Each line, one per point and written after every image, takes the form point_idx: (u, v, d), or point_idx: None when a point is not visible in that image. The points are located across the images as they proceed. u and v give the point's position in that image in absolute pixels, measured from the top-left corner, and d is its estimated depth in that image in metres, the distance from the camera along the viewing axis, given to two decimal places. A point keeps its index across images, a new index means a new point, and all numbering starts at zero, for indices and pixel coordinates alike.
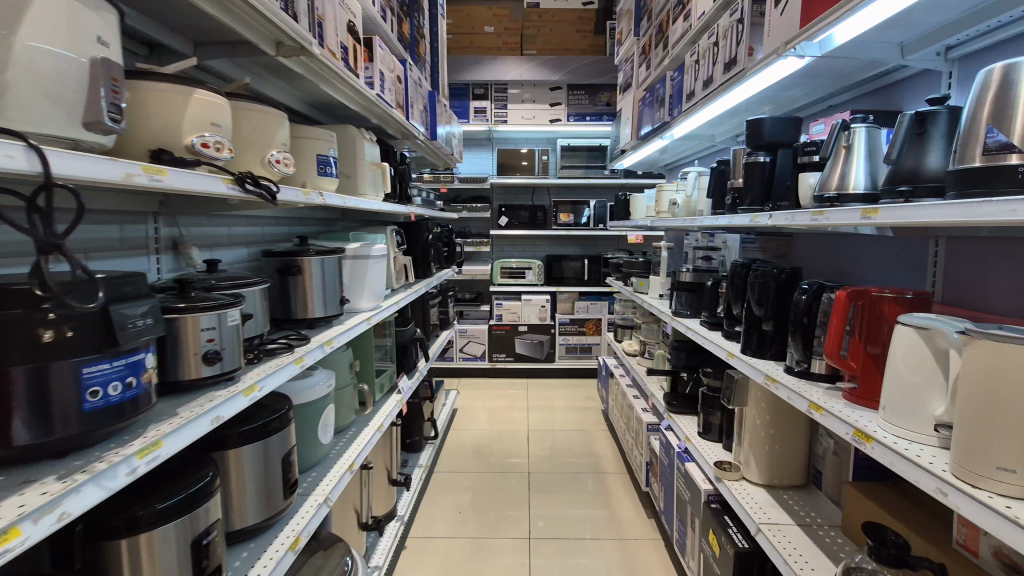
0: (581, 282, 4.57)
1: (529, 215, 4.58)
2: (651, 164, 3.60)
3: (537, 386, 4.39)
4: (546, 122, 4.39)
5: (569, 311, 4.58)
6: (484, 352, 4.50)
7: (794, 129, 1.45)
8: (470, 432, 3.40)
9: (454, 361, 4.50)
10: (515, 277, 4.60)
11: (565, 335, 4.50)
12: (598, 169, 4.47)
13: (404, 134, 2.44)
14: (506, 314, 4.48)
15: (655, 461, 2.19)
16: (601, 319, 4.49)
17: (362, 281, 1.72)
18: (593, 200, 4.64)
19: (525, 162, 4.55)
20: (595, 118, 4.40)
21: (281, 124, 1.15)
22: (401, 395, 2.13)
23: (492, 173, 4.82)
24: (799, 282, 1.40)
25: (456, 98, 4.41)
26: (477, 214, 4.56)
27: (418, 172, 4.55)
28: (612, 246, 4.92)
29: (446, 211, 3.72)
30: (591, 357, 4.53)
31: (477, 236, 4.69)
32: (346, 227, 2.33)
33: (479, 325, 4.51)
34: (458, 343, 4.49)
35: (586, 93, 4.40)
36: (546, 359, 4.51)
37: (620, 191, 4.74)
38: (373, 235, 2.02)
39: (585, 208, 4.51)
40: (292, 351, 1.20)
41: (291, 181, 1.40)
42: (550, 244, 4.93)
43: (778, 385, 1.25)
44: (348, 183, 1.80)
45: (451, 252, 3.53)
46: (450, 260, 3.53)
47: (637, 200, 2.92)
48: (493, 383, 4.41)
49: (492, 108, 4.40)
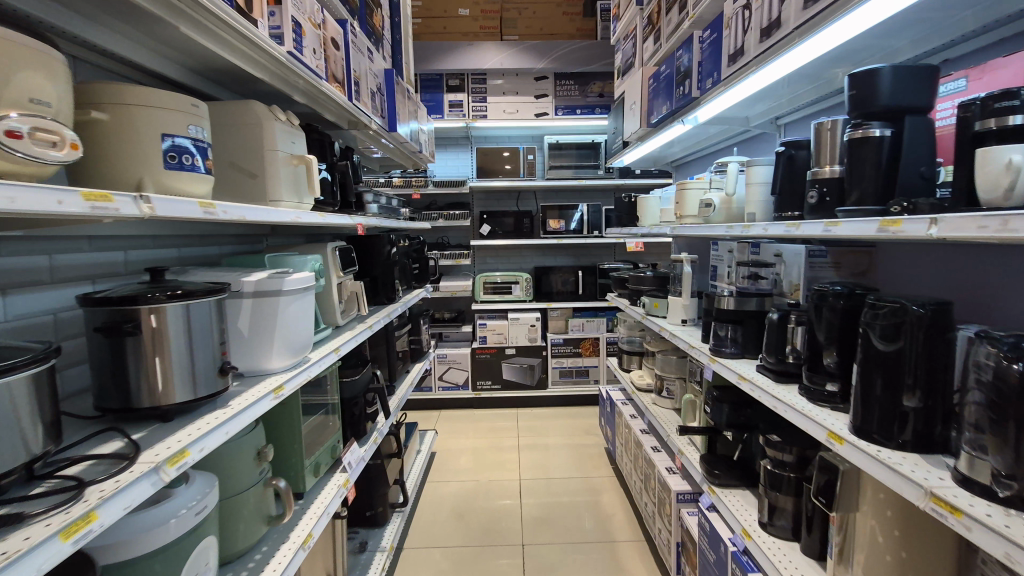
0: (575, 297, 4.04)
1: (515, 222, 4.06)
2: (656, 161, 3.08)
3: (528, 417, 3.84)
4: (531, 116, 3.87)
5: (563, 330, 4.04)
6: (467, 380, 3.93)
7: (929, 86, 0.92)
8: (450, 484, 2.83)
9: (433, 390, 3.94)
10: (501, 293, 4.05)
11: (559, 358, 3.96)
12: (590, 169, 3.98)
13: (350, 122, 1.89)
14: (491, 336, 3.93)
15: (690, 547, 1.65)
16: (599, 338, 3.96)
17: (272, 330, 1.15)
18: (585, 204, 4.13)
19: (508, 164, 4.03)
20: (587, 111, 3.89)
21: (29, 64, 0.59)
22: (348, 474, 1.55)
23: (472, 176, 4.27)
24: (954, 325, 0.88)
25: (428, 91, 3.86)
26: (454, 223, 4.00)
27: (387, 175, 4.00)
28: (607, 255, 4.40)
29: (418, 220, 3.17)
30: (589, 382, 3.99)
31: (456, 248, 4.14)
32: (273, 245, 1.76)
33: (460, 349, 3.95)
34: (436, 370, 3.93)
35: (575, 83, 3.90)
36: (538, 386, 3.96)
37: (616, 193, 4.23)
38: (300, 256, 1.45)
39: (577, 212, 3.98)
40: (73, 502, 0.62)
41: (120, 182, 0.82)
42: (538, 254, 4.39)
43: (968, 523, 0.70)
44: (254, 185, 1.25)
45: (424, 269, 2.95)
46: (423, 279, 2.96)
47: (646, 202, 2.38)
48: (478, 416, 3.84)
49: (470, 101, 3.87)
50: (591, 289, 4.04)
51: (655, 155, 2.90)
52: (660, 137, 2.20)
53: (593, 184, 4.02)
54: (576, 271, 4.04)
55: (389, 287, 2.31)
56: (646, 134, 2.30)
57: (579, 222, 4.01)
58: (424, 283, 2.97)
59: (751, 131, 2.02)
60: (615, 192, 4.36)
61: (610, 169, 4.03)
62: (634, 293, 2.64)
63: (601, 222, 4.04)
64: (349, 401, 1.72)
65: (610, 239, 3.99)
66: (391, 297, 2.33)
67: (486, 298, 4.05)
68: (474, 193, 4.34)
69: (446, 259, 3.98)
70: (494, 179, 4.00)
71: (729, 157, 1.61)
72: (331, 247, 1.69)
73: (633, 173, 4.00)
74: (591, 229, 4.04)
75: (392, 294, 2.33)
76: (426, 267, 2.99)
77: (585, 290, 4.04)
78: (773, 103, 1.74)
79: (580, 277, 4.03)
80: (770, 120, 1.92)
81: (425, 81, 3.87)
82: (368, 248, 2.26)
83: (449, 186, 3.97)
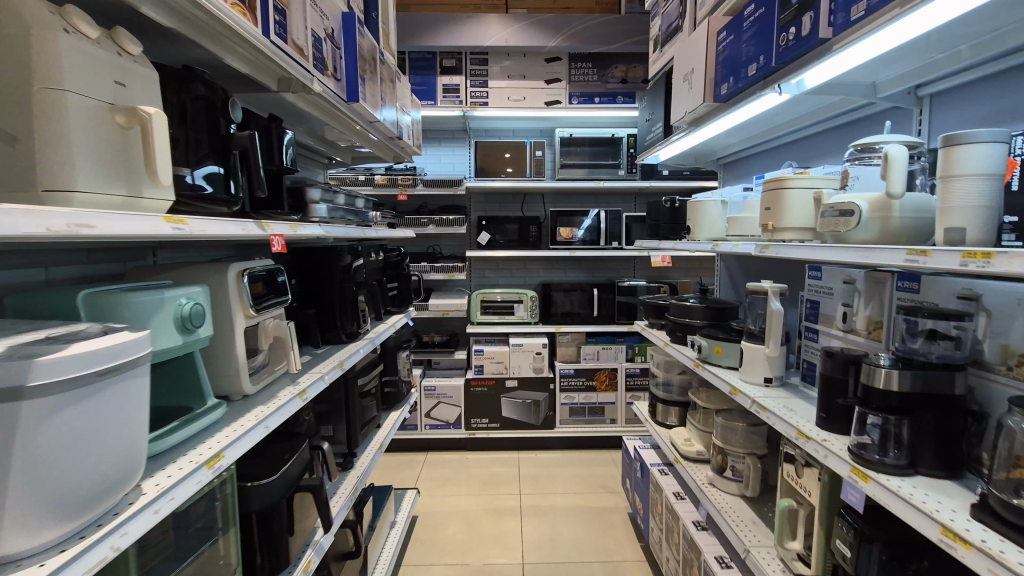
0: (589, 319, 3.42)
1: (520, 230, 3.45)
2: (700, 154, 2.45)
3: (533, 463, 3.20)
4: (540, 105, 3.25)
5: (574, 358, 3.41)
6: (459, 417, 3.29)
7: None
8: (432, 569, 2.19)
9: (418, 430, 3.30)
10: (501, 314, 3.43)
11: (569, 393, 3.32)
12: (608, 169, 3.39)
13: (281, 80, 1.25)
14: (488, 365, 3.30)
15: None
16: (617, 369, 3.33)
17: (5, 453, 0.52)
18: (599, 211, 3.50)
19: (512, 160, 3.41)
20: (607, 100, 3.27)
21: None
22: None
23: (469, 175, 3.64)
24: None
25: (419, 73, 3.25)
26: (448, 229, 3.39)
27: (369, 172, 3.38)
28: (625, 270, 3.76)
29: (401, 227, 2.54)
30: (604, 421, 3.36)
31: (449, 258, 3.51)
32: (151, 267, 1.13)
33: (452, 380, 3.32)
34: (422, 406, 3.29)
35: (593, 66, 3.28)
36: (543, 426, 3.32)
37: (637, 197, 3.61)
38: (155, 292, 0.82)
39: (588, 219, 3.39)
40: None
41: None
42: (546, 267, 3.76)
43: None
44: (12, 158, 0.61)
45: (407, 290, 2.32)
46: (406, 302, 2.33)
47: (698, 208, 1.76)
48: (472, 462, 3.20)
49: (468, 86, 3.25)
50: (608, 310, 3.41)
51: (703, 147, 2.27)
52: (730, 117, 1.58)
53: (611, 187, 3.42)
54: (591, 290, 3.41)
55: (349, 320, 1.69)
56: (706, 115, 1.68)
57: (596, 231, 3.41)
58: (407, 306, 2.33)
59: (871, 105, 1.39)
60: (636, 197, 3.74)
61: (633, 169, 3.40)
62: (676, 328, 2.01)
63: (621, 232, 3.42)
64: (263, 512, 1.09)
65: (631, 251, 3.38)
66: (352, 334, 1.71)
67: (484, 318, 3.42)
68: (471, 195, 3.71)
69: (436, 273, 3.36)
70: (496, 179, 3.39)
71: (880, 135, 0.99)
72: (236, 272, 1.07)
73: (660, 174, 3.39)
74: (610, 240, 3.42)
75: (355, 328, 1.71)
76: (409, 287, 2.36)
77: (601, 312, 3.41)
78: (934, 55, 1.11)
79: (596, 296, 3.40)
80: (906, 89, 1.29)
81: (415, 61, 3.26)
82: (321, 267, 1.65)
83: (442, 186, 3.36)
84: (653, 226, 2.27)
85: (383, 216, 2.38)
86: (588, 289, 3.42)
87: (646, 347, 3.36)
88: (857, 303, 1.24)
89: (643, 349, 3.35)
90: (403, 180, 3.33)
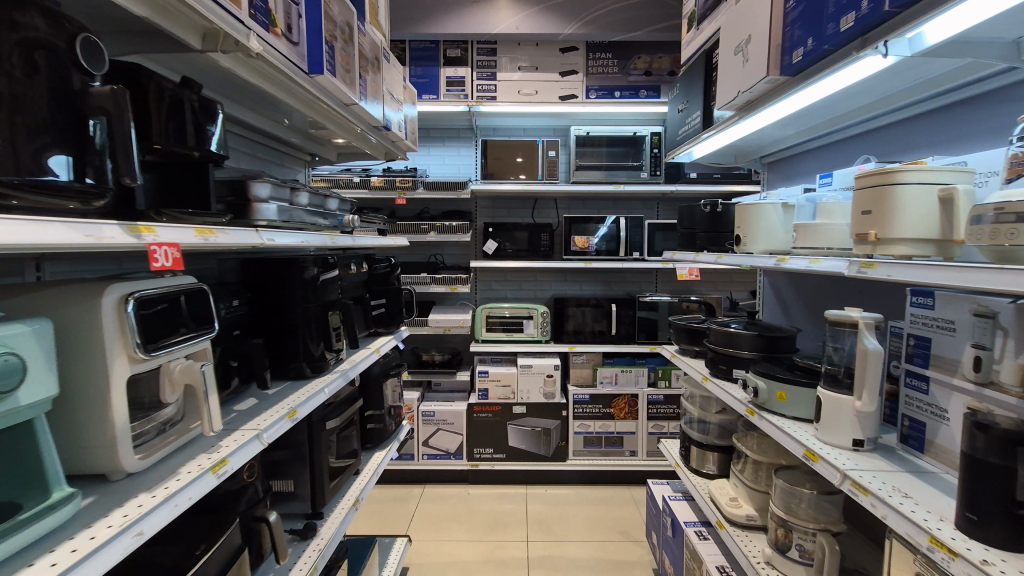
0: (607, 338, 3.07)
1: (530, 238, 3.13)
2: (740, 151, 2.10)
3: (542, 500, 2.84)
4: (554, 100, 2.92)
5: (590, 382, 3.06)
6: (460, 446, 2.95)
7: None
8: None
9: (414, 459, 2.96)
10: (509, 331, 3.09)
11: (583, 421, 2.97)
12: (628, 171, 3.06)
13: (206, 35, 0.93)
14: (493, 388, 2.95)
15: None
16: (638, 395, 2.97)
17: None
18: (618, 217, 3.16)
19: (522, 161, 3.08)
20: (629, 94, 2.94)
21: None
22: None
23: (475, 178, 3.32)
24: None
25: (420, 63, 2.94)
26: (450, 237, 3.07)
27: (364, 174, 3.07)
28: (647, 283, 3.41)
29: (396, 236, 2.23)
30: (623, 453, 3.00)
31: (452, 269, 3.18)
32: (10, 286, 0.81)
33: (453, 405, 2.98)
34: (420, 433, 2.95)
35: (613, 56, 2.94)
36: (554, 457, 2.97)
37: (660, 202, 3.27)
38: None
39: (604, 226, 3.06)
40: None
41: None
42: (559, 279, 3.42)
43: None
44: None
45: (396, 308, 2.00)
46: (395, 322, 2.00)
47: (752, 213, 1.41)
48: (474, 498, 2.85)
49: (474, 78, 2.94)
50: (627, 328, 3.06)
51: (747, 141, 1.91)
52: (802, 94, 1.22)
53: (632, 190, 3.08)
54: (609, 305, 3.06)
55: (316, 349, 1.36)
56: (765, 95, 1.32)
57: (615, 241, 3.08)
58: (396, 327, 2.01)
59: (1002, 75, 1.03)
60: (658, 203, 3.39)
61: (656, 171, 3.06)
62: (718, 359, 1.66)
63: (643, 241, 3.07)
64: None
65: (654, 263, 3.03)
66: (320, 365, 1.38)
67: (489, 336, 3.09)
68: (477, 199, 3.39)
69: (437, 285, 3.04)
70: (504, 182, 3.07)
71: None
72: (115, 297, 0.74)
73: (686, 178, 3.04)
74: (631, 250, 3.07)
75: (323, 359, 1.39)
76: (400, 305, 2.03)
77: (620, 330, 3.06)
78: None
79: (614, 312, 3.05)
80: None
81: (416, 50, 2.95)
82: (282, 283, 1.33)
83: (444, 189, 3.05)
84: (687, 237, 1.92)
85: (370, 223, 2.06)
86: (606, 304, 3.07)
87: (669, 370, 3.00)
88: (1001, 344, 0.87)
89: (666, 372, 2.99)
90: (401, 183, 3.02)
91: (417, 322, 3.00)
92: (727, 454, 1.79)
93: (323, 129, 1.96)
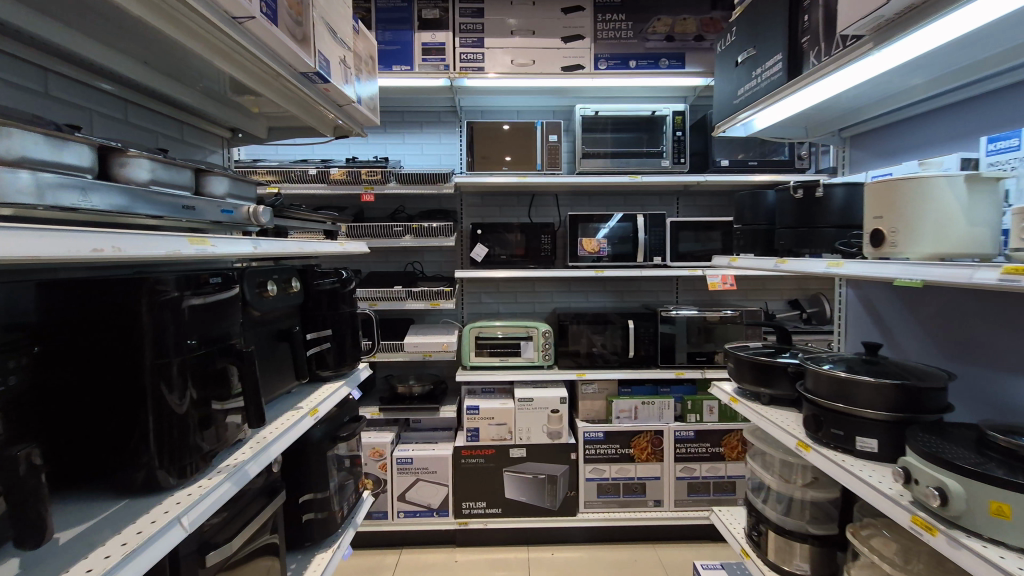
0: (623, 362, 2.52)
1: (527, 242, 2.59)
2: (815, 121, 1.56)
3: (548, 568, 2.26)
4: (556, 71, 2.37)
5: (604, 416, 2.51)
6: (445, 501, 2.37)
7: None
8: None
9: (388, 519, 2.37)
10: (503, 355, 2.54)
11: (597, 466, 2.41)
12: (646, 158, 2.52)
13: None
14: (485, 428, 2.38)
15: None
16: (663, 432, 2.43)
17: None
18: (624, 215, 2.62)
19: (509, 160, 2.53)
20: (647, 63, 2.40)
21: None
22: None
23: (460, 169, 2.76)
24: None
25: (389, 27, 2.38)
26: (430, 240, 2.51)
27: (323, 165, 2.49)
28: (666, 293, 2.87)
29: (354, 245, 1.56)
30: (646, 504, 2.44)
31: (435, 279, 2.62)
32: None
33: (435, 449, 2.40)
34: (394, 485, 2.37)
35: (626, 18, 2.41)
36: (562, 511, 2.40)
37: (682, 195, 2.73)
38: None
39: (605, 226, 2.52)
40: None
41: None
42: (561, 290, 2.87)
43: None
44: None
45: (345, 340, 1.43)
46: (345, 360, 1.43)
47: (908, 194, 0.87)
48: (463, 567, 2.27)
49: (456, 45, 2.38)
50: (647, 349, 2.52)
51: (836, 103, 1.38)
52: None
53: (650, 182, 2.55)
54: (625, 321, 2.52)
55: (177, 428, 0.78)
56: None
57: (630, 244, 2.54)
58: (347, 366, 1.44)
59: None
60: (676, 197, 2.86)
61: (679, 158, 2.53)
62: (823, 417, 1.11)
63: (664, 243, 2.54)
64: None
65: (678, 270, 2.49)
66: (189, 453, 0.81)
67: (479, 361, 2.53)
68: (462, 195, 2.82)
69: (414, 300, 2.48)
70: (495, 172, 2.51)
71: None
72: None
73: (715, 166, 2.52)
74: (649, 255, 2.54)
75: (194, 444, 0.81)
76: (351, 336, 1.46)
77: (638, 352, 2.52)
78: None
79: (630, 330, 2.51)
80: None
81: (384, 11, 2.39)
82: (115, 311, 0.75)
83: (422, 182, 2.49)
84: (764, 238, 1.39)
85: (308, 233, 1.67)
86: (621, 320, 2.53)
87: (699, 401, 2.45)
88: None
89: (696, 403, 2.45)
90: (368, 174, 2.45)
91: (391, 346, 2.44)
92: (825, 548, 1.24)
93: (247, 94, 1.39)
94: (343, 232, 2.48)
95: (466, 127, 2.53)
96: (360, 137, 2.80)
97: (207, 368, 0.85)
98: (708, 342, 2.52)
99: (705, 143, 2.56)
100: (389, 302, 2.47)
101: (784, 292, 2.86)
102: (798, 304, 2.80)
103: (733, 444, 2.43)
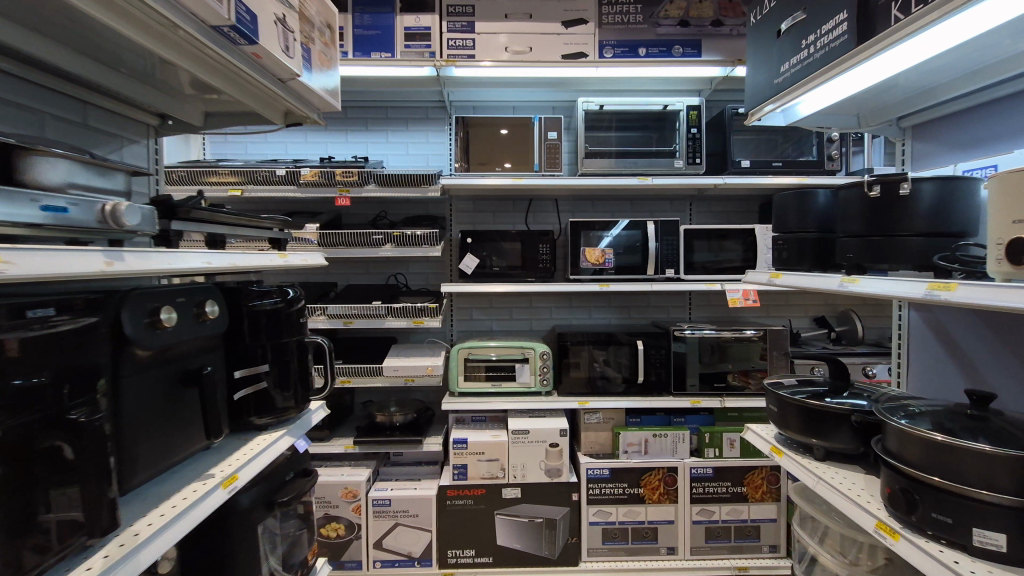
0: (631, 388, 2.23)
1: (523, 252, 2.32)
2: (870, 105, 1.29)
3: None
4: (556, 59, 2.10)
5: (610, 450, 2.21)
6: (428, 548, 2.07)
7: None
8: None
9: (362, 569, 2.06)
10: (495, 379, 2.25)
11: (601, 508, 2.11)
12: (656, 158, 2.25)
13: None
14: (474, 464, 2.09)
15: None
16: (677, 469, 2.13)
17: None
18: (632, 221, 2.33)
19: (510, 166, 2.25)
20: (658, 52, 2.14)
21: None
22: None
23: (449, 171, 2.50)
24: None
25: (368, 9, 2.11)
26: (414, 249, 2.23)
27: (294, 165, 2.22)
28: (678, 309, 2.58)
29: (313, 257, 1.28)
30: (658, 552, 2.13)
31: (420, 292, 2.34)
32: None
33: (417, 488, 2.10)
34: (370, 530, 2.06)
35: (635, 1, 2.14)
36: (561, 561, 2.09)
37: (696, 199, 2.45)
38: None
39: (609, 232, 2.24)
40: None
41: None
42: (561, 305, 2.58)
43: None
44: None
45: (290, 370, 1.14)
46: (290, 394, 1.14)
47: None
48: None
49: (443, 30, 2.11)
50: (657, 373, 2.23)
51: (908, 77, 1.10)
52: None
53: (662, 185, 2.27)
54: (633, 342, 2.23)
55: None
56: None
57: (639, 254, 2.25)
58: (293, 401, 1.14)
59: None
60: (689, 202, 2.58)
61: (694, 158, 2.25)
62: (918, 494, 0.82)
63: (679, 254, 2.25)
64: None
65: (694, 284, 2.21)
66: None
67: (468, 386, 2.24)
68: (451, 199, 2.55)
69: (394, 318, 2.19)
70: (487, 174, 2.23)
71: None
72: None
73: (735, 167, 2.24)
74: (662, 267, 2.25)
75: None
76: (299, 364, 1.17)
77: (648, 376, 2.23)
78: None
79: (638, 352, 2.22)
80: None
81: None
82: None
83: (406, 185, 2.21)
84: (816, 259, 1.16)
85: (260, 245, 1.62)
86: (628, 341, 2.24)
87: (718, 433, 2.16)
88: None
89: (714, 436, 2.15)
90: (344, 175, 2.18)
91: (369, 369, 2.16)
92: None
93: (173, 74, 1.12)
94: (315, 240, 2.20)
95: (456, 123, 2.26)
96: (340, 136, 2.53)
97: (16, 432, 0.56)
98: (722, 362, 2.24)
99: (722, 142, 2.28)
100: (367, 320, 2.19)
101: (809, 309, 2.58)
102: (825, 321, 2.52)
103: (758, 482, 2.14)
